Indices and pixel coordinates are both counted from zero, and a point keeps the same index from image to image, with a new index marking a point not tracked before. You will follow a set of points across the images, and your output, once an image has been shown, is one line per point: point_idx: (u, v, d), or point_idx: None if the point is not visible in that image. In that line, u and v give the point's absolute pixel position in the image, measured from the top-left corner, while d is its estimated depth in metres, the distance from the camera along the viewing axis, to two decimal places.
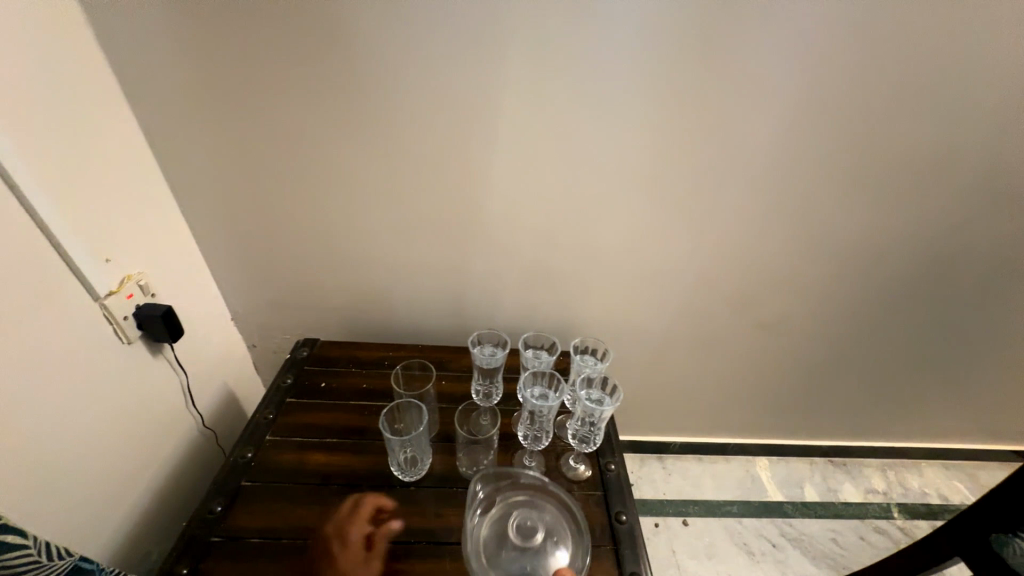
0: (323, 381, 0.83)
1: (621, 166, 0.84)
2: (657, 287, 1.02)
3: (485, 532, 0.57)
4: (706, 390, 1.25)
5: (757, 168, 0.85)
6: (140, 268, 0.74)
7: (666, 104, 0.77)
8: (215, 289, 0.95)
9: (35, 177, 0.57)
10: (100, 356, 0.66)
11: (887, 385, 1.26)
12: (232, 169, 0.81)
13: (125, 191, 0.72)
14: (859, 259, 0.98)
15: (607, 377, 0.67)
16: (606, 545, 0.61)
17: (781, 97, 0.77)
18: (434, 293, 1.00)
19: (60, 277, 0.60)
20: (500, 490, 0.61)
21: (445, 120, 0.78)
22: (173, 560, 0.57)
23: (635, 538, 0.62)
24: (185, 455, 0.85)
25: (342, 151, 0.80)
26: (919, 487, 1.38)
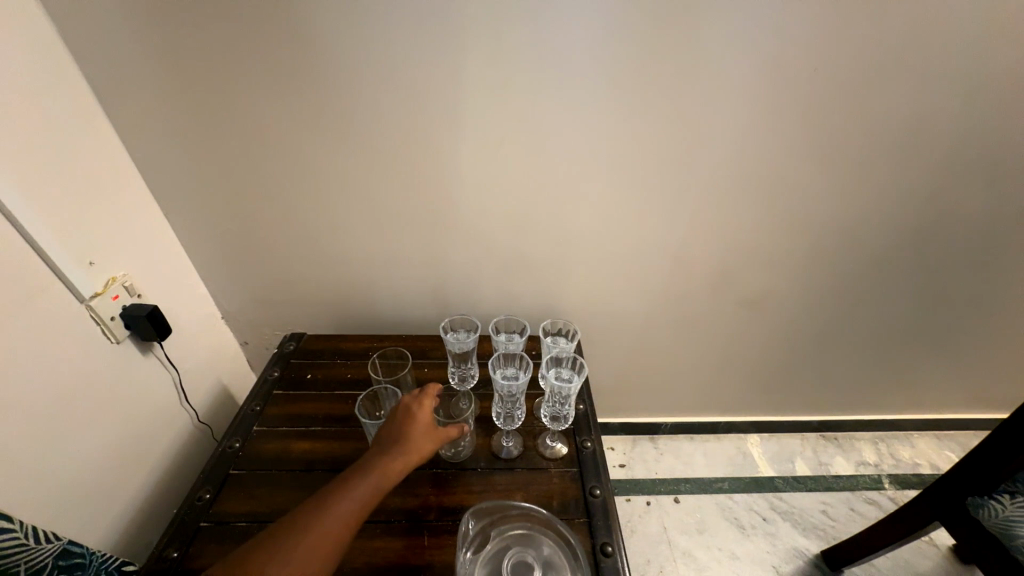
0: (309, 373, 0.86)
1: (591, 149, 0.84)
2: (636, 269, 1.03)
3: (479, 571, 0.56)
4: (693, 369, 1.26)
5: (728, 146, 0.85)
6: (124, 269, 0.76)
7: (632, 86, 0.78)
8: (202, 289, 0.98)
9: (14, 185, 0.58)
10: (91, 356, 0.69)
11: (874, 357, 1.26)
12: (209, 169, 0.83)
13: (106, 195, 0.74)
14: (837, 233, 0.99)
15: (576, 356, 0.70)
16: (580, 518, 0.63)
17: (747, 73, 0.77)
18: (416, 284, 1.01)
19: (46, 282, 0.63)
20: (494, 524, 0.60)
21: (414, 112, 0.79)
22: (165, 544, 0.60)
23: (608, 510, 0.64)
24: (180, 449, 0.88)
25: (315, 147, 0.81)
26: (910, 458, 1.39)
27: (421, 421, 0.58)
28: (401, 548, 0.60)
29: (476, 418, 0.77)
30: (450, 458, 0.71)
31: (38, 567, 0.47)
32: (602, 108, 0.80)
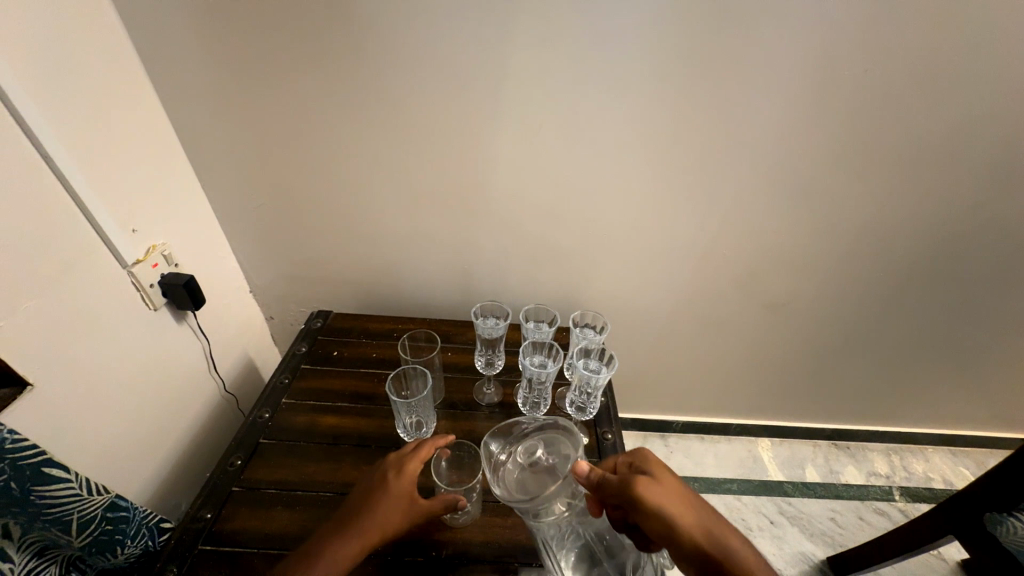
0: (335, 350, 0.88)
1: (629, 143, 0.83)
2: (662, 267, 1.03)
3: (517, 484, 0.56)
4: (709, 370, 1.26)
5: (769, 146, 0.84)
6: (164, 239, 0.78)
7: (677, 80, 0.76)
8: (233, 262, 0.99)
9: (67, 149, 0.60)
10: (131, 322, 0.71)
11: (895, 369, 1.25)
12: (248, 144, 0.83)
13: (148, 164, 0.75)
14: (872, 241, 0.97)
15: (604, 348, 0.71)
16: None
17: (797, 73, 0.75)
18: (441, 269, 1.02)
19: (93, 247, 0.64)
20: (512, 443, 0.59)
21: (453, 96, 0.78)
22: (198, 506, 0.62)
23: None
24: (209, 417, 0.91)
25: (353, 128, 0.82)
26: (922, 472, 1.38)
27: (393, 495, 0.52)
28: (425, 524, 0.61)
29: (499, 404, 0.78)
30: (450, 522, 0.61)
31: (88, 516, 0.50)
32: (644, 101, 0.78)
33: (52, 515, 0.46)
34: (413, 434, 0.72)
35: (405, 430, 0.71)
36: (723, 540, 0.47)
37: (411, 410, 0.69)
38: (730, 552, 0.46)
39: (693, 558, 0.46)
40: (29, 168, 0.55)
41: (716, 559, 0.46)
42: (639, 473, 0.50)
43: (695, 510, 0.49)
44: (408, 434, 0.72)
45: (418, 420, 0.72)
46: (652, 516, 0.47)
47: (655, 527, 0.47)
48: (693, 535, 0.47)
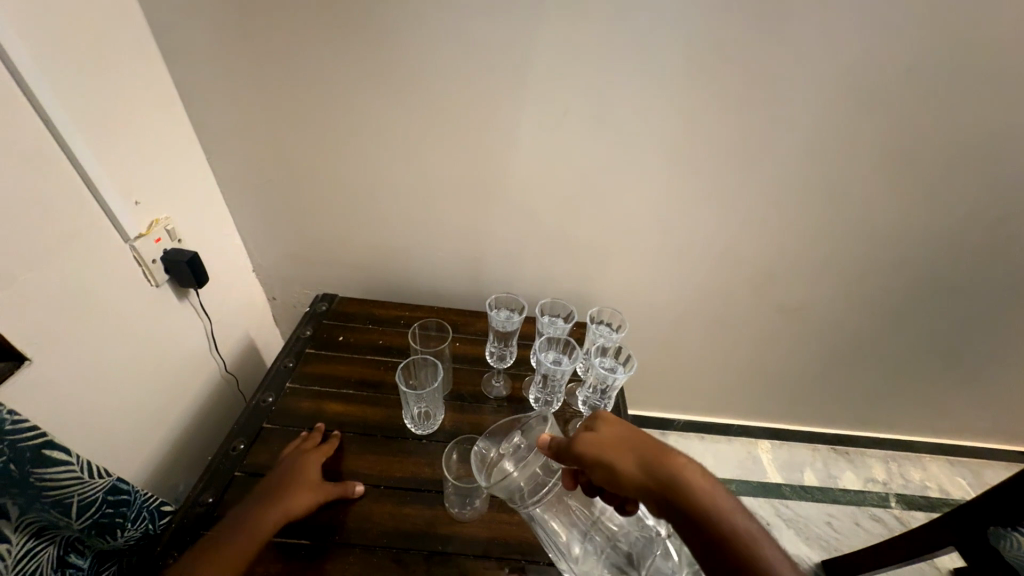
0: (341, 335, 0.86)
1: (652, 135, 0.80)
2: (676, 265, 1.01)
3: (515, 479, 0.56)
4: (714, 370, 1.25)
5: (797, 146, 0.81)
6: (168, 213, 0.75)
7: (709, 72, 0.73)
8: (237, 241, 0.97)
9: (69, 114, 0.56)
10: (133, 298, 0.68)
11: (901, 377, 1.24)
12: (257, 119, 0.80)
13: (154, 135, 0.72)
14: (892, 249, 0.95)
15: (621, 347, 0.70)
16: None
17: (833, 71, 0.72)
18: (450, 257, 1.00)
19: (94, 219, 0.61)
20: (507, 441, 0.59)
21: (473, 77, 0.75)
22: (199, 489, 0.61)
23: None
24: (209, 397, 0.89)
25: (367, 107, 0.79)
26: (919, 479, 1.39)
27: (297, 484, 0.58)
28: (430, 517, 0.60)
29: (507, 398, 0.77)
30: (457, 515, 0.60)
31: (88, 499, 0.48)
32: (672, 92, 0.75)
33: (51, 497, 0.45)
34: (420, 424, 0.71)
35: (413, 420, 0.70)
36: (667, 470, 0.45)
37: (416, 400, 0.66)
38: (676, 480, 0.44)
39: (645, 497, 0.46)
40: (30, 133, 0.52)
41: (662, 493, 0.44)
42: (580, 431, 0.51)
43: (637, 450, 0.47)
44: (415, 425, 0.70)
45: (426, 410, 0.70)
46: (594, 468, 0.48)
47: (601, 478, 0.48)
48: (637, 476, 0.46)
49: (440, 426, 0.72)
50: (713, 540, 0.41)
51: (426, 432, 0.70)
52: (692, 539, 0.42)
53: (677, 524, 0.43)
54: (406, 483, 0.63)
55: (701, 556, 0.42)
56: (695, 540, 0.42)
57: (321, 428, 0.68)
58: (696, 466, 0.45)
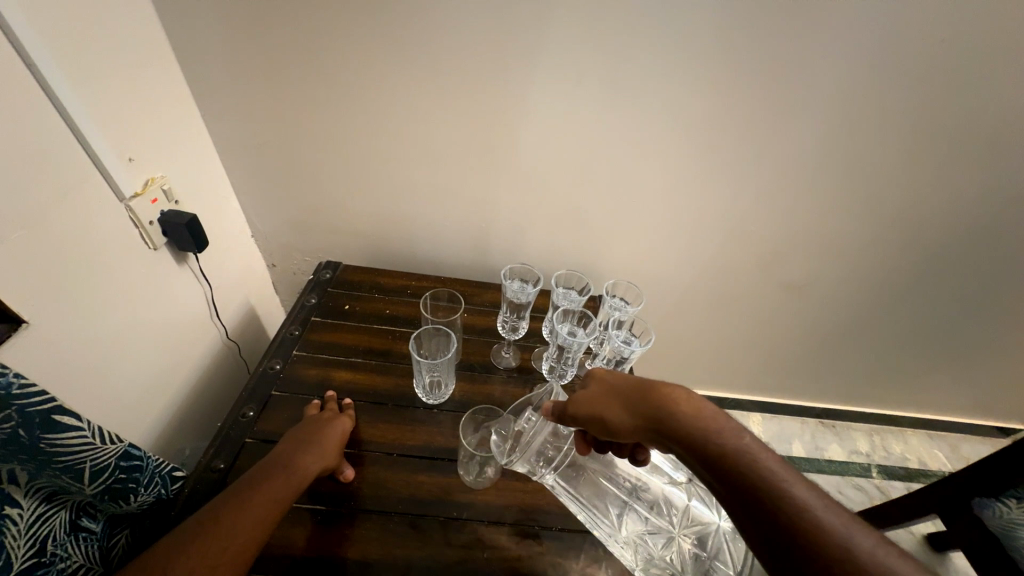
0: (346, 304, 0.84)
1: (675, 103, 0.77)
2: (686, 239, 0.99)
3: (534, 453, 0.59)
4: (714, 345, 1.27)
5: (822, 119, 0.78)
6: (163, 172, 0.71)
7: (740, 36, 0.69)
8: (235, 204, 0.92)
9: (56, 59, 0.51)
10: (131, 263, 0.65)
11: (895, 356, 1.27)
12: (255, 72, 0.75)
13: (145, 86, 0.67)
14: (904, 229, 0.94)
15: (638, 321, 0.71)
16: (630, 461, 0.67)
17: (870, 39, 0.69)
18: (457, 226, 0.97)
19: (85, 177, 0.57)
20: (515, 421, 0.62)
21: (491, 33, 0.70)
22: (210, 455, 0.60)
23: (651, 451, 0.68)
24: (211, 364, 0.87)
25: (375, 63, 0.73)
26: (900, 452, 1.45)
27: (316, 451, 0.55)
28: (444, 483, 0.60)
29: (517, 368, 0.77)
30: (471, 483, 0.61)
31: (100, 465, 0.47)
32: (700, 58, 0.72)
33: (63, 463, 0.44)
34: (431, 393, 0.70)
35: (423, 388, 0.70)
36: (653, 403, 0.47)
37: (431, 369, 0.67)
38: (664, 412, 0.46)
39: (643, 436, 0.48)
40: (14, 79, 0.47)
41: (655, 429, 0.46)
42: (573, 394, 0.54)
43: (624, 395, 0.49)
44: (426, 394, 0.70)
45: (436, 379, 0.70)
46: (590, 423, 0.50)
47: (599, 432, 0.50)
48: (629, 420, 0.48)
49: (452, 396, 0.72)
50: (708, 457, 0.42)
51: (437, 402, 0.70)
52: (692, 462, 0.43)
53: (678, 453, 0.45)
54: (418, 452, 0.63)
55: (703, 475, 0.42)
56: (698, 464, 0.43)
57: (333, 396, 0.67)
58: (681, 393, 0.47)
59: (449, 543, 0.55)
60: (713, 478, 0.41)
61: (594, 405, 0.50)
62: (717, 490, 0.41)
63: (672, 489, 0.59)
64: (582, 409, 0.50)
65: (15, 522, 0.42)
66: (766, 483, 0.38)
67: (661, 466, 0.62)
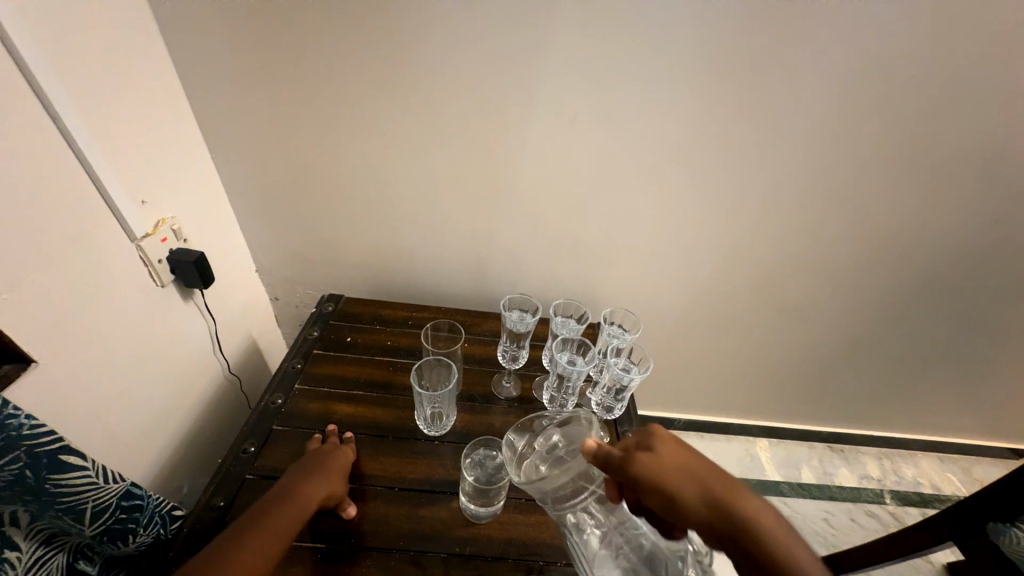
0: (349, 336, 0.85)
1: (660, 137, 0.81)
2: (680, 266, 1.01)
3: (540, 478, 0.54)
4: (716, 370, 1.26)
5: (801, 150, 0.82)
6: (173, 213, 0.74)
7: (716, 77, 0.75)
8: (241, 240, 0.95)
9: (77, 110, 0.55)
10: (139, 299, 0.67)
11: (897, 377, 1.26)
12: (263, 115, 0.79)
13: (159, 133, 0.71)
14: (893, 252, 0.97)
15: (636, 348, 0.71)
16: None
17: (836, 78, 0.74)
18: (457, 258, 0.99)
19: (101, 219, 0.60)
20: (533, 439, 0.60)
21: (484, 78, 0.76)
22: (211, 493, 0.60)
23: None
24: (213, 400, 0.87)
25: (377, 106, 0.78)
26: (913, 476, 1.42)
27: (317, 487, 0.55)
28: (445, 519, 0.60)
29: (518, 398, 0.77)
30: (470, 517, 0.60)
31: (102, 505, 0.47)
32: (680, 97, 0.77)
33: (66, 503, 0.44)
34: (433, 425, 0.70)
35: (424, 421, 0.70)
36: (744, 518, 0.41)
37: (431, 403, 0.68)
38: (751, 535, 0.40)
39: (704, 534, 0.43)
40: (38, 131, 0.51)
41: (727, 537, 0.41)
42: (641, 453, 0.44)
43: (710, 488, 0.42)
44: (427, 426, 0.70)
45: (438, 411, 0.70)
46: (651, 495, 0.43)
47: (655, 506, 0.44)
48: (702, 515, 0.42)
49: (453, 428, 0.71)
50: None
51: (439, 434, 0.70)
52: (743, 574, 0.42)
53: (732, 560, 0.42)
54: (421, 488, 0.63)
55: None
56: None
57: (334, 430, 0.67)
58: (774, 516, 0.41)
59: None
60: None
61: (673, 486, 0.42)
62: None
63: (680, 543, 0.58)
64: (651, 483, 0.43)
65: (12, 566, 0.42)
66: None
67: None
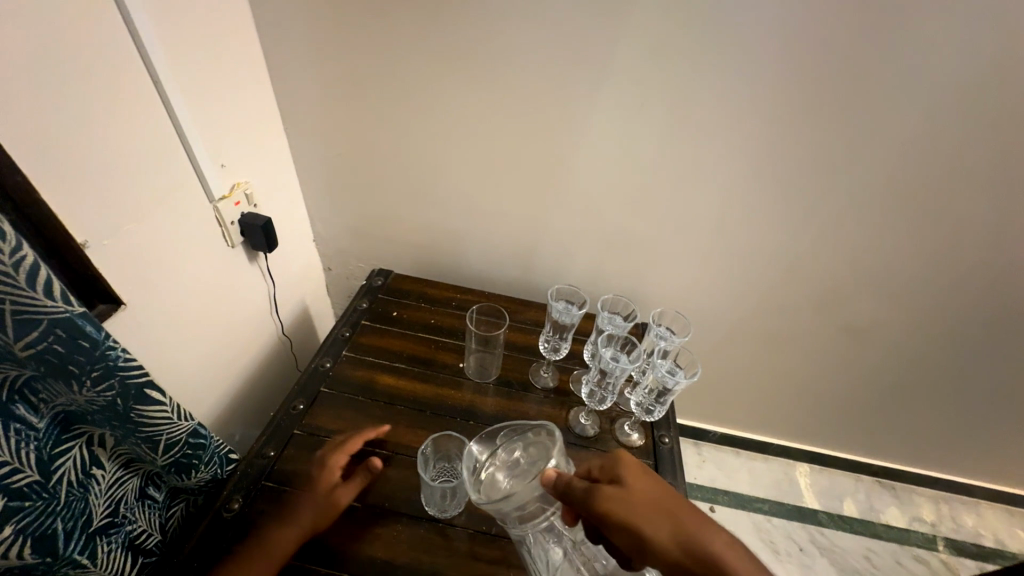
0: (395, 311, 0.87)
1: (729, 137, 0.77)
2: (735, 274, 0.97)
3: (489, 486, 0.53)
4: (761, 385, 1.20)
5: (888, 159, 0.75)
6: (247, 178, 0.79)
7: (798, 75, 0.69)
8: (303, 210, 1.00)
9: (175, 78, 0.60)
10: (213, 257, 0.73)
11: (971, 416, 1.14)
12: (333, 91, 0.82)
13: (240, 102, 0.75)
14: (983, 280, 0.87)
15: (682, 354, 0.69)
16: (648, 463, 0.68)
17: (939, 83, 0.67)
18: (504, 244, 1.00)
19: (186, 179, 0.65)
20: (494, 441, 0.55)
21: (550, 64, 0.74)
22: (263, 442, 0.64)
23: (674, 457, 0.69)
24: (268, 358, 0.93)
25: (441, 88, 0.79)
26: (973, 526, 1.29)
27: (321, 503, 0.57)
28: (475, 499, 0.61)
29: (554, 389, 0.77)
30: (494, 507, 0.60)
31: (173, 440, 0.51)
32: (756, 95, 0.72)
33: (144, 432, 0.48)
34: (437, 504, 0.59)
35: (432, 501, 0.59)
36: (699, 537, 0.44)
37: (438, 472, 0.63)
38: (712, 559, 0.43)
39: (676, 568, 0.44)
40: (141, 95, 0.56)
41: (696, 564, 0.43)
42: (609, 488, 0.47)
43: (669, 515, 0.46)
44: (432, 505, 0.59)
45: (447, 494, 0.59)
46: (625, 531, 0.45)
47: (630, 542, 0.45)
48: (670, 546, 0.44)
49: (487, 412, 0.72)
50: None
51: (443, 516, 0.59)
52: None
53: None
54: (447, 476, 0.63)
55: None
56: None
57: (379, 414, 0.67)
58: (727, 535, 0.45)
59: (476, 557, 0.56)
60: None
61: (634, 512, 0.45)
62: None
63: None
64: (622, 514, 0.45)
65: (98, 482, 0.47)
66: None
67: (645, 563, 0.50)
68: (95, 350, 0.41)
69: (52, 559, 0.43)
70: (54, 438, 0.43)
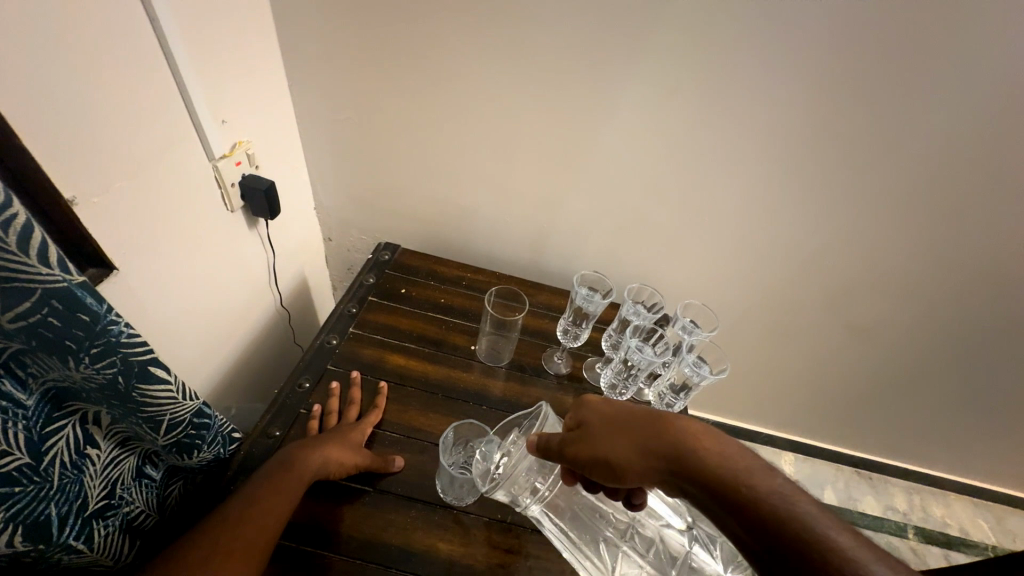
0: (404, 288, 0.84)
1: (765, 124, 0.74)
2: (750, 268, 0.95)
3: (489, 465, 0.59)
4: (760, 377, 1.21)
5: (922, 159, 0.73)
6: (249, 137, 0.72)
7: (846, 62, 0.66)
8: (304, 175, 0.93)
9: (175, 18, 0.53)
10: (211, 221, 0.67)
11: (954, 416, 1.18)
12: (346, 45, 0.75)
13: (243, 51, 0.68)
14: (992, 287, 0.88)
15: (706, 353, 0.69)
16: None
17: (987, 81, 0.65)
18: (517, 223, 0.95)
19: (184, 133, 0.59)
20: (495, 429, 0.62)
21: (586, 33, 0.69)
22: (267, 421, 0.62)
23: None
24: (265, 330, 0.89)
25: (465, 50, 0.73)
26: (941, 516, 1.37)
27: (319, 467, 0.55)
28: None
29: (568, 376, 0.75)
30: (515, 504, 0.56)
31: (177, 420, 0.47)
32: (799, 83, 0.69)
33: (146, 412, 0.44)
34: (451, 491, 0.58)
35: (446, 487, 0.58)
36: (660, 436, 0.44)
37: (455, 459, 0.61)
38: (678, 455, 0.42)
39: (656, 477, 0.44)
40: (137, 34, 0.49)
41: (668, 470, 0.43)
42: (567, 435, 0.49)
43: (628, 430, 0.46)
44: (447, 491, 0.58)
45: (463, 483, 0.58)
46: (595, 466, 0.46)
47: (605, 476, 0.46)
48: (638, 460, 0.44)
49: (500, 397, 0.70)
50: (721, 491, 0.39)
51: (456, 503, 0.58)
52: (703, 498, 0.41)
53: (693, 493, 0.42)
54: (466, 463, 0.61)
55: (715, 513, 0.40)
56: (718, 505, 0.40)
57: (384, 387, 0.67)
58: (691, 425, 0.44)
59: (493, 545, 0.55)
60: (732, 518, 0.39)
61: (595, 446, 0.46)
62: (735, 530, 0.39)
63: (671, 533, 0.57)
64: (584, 454, 0.46)
65: (93, 463, 0.44)
66: (784, 513, 0.37)
67: (658, 508, 0.58)
68: (95, 325, 0.36)
69: (45, 546, 0.40)
70: (45, 416, 0.39)
